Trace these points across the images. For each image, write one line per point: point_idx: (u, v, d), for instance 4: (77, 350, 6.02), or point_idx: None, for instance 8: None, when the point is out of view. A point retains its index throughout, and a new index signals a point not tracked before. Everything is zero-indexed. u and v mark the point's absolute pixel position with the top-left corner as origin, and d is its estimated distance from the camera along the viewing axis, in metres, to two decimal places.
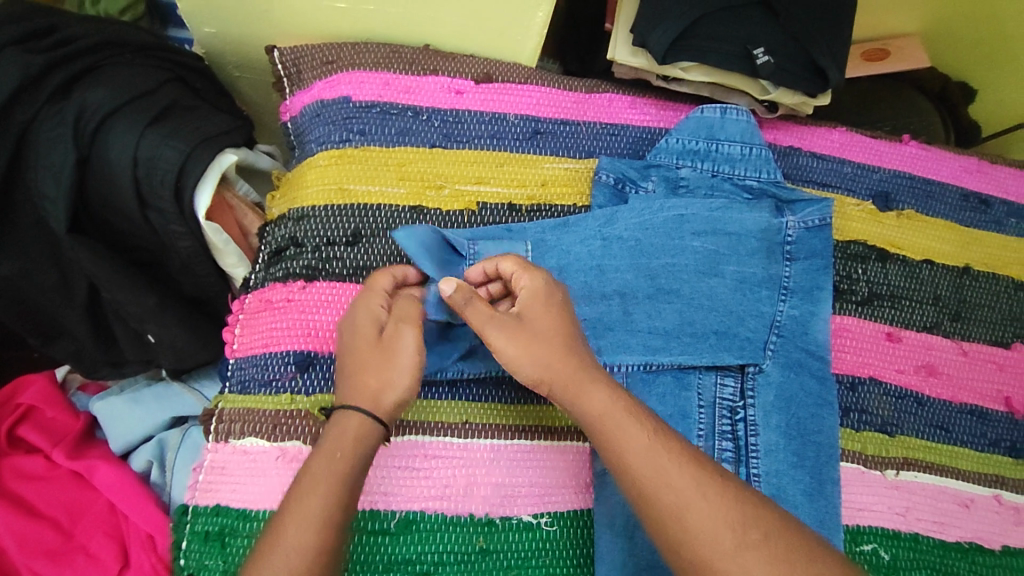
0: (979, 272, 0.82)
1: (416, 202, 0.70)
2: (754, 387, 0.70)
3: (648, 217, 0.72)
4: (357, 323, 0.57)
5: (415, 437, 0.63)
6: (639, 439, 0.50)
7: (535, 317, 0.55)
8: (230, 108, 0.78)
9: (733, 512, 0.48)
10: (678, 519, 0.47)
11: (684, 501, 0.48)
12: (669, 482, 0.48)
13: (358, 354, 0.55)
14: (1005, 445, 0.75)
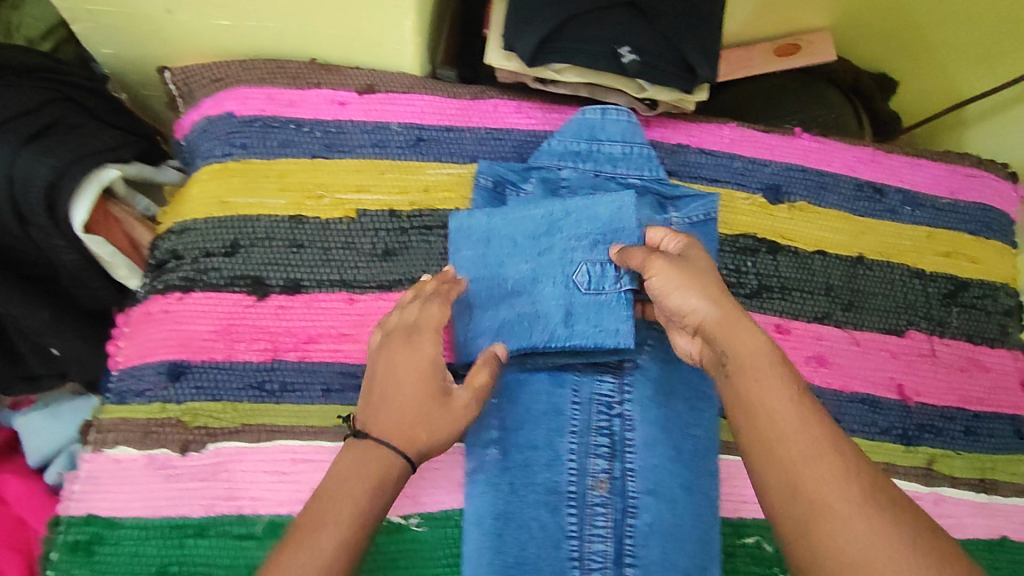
0: (872, 261, 0.82)
1: (295, 212, 0.72)
2: (630, 382, 0.70)
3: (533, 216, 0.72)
4: (414, 358, 0.58)
5: (285, 442, 0.65)
6: (778, 390, 0.50)
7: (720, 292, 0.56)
8: (132, 127, 0.81)
9: (853, 485, 0.45)
10: (802, 492, 0.46)
11: (810, 470, 0.46)
12: (789, 453, 0.47)
13: (415, 394, 0.57)
14: (897, 433, 0.76)
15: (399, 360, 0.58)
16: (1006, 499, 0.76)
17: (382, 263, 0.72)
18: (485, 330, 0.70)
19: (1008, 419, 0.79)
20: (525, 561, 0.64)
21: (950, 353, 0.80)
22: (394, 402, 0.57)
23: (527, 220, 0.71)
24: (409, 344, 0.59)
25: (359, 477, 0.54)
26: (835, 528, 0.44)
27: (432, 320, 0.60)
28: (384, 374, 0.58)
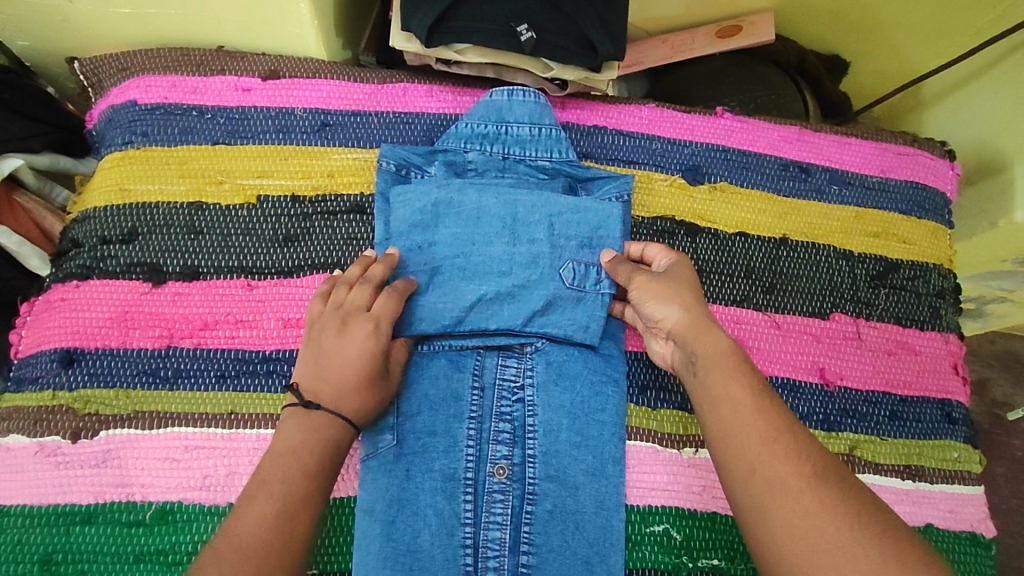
0: (797, 242, 0.79)
1: (195, 198, 0.72)
2: (533, 366, 0.69)
3: (452, 196, 0.71)
4: (370, 344, 0.61)
5: (177, 428, 0.64)
6: (739, 386, 0.56)
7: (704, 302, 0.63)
8: (54, 118, 0.79)
9: (806, 464, 0.51)
10: (767, 475, 0.51)
11: (774, 454, 0.52)
12: (762, 441, 0.52)
13: (371, 377, 0.61)
14: (817, 418, 0.73)
15: (353, 343, 0.61)
16: (933, 487, 0.72)
17: (282, 249, 0.71)
18: (449, 307, 0.68)
19: (935, 403, 0.75)
20: (419, 550, 0.63)
21: (878, 337, 0.77)
22: (345, 383, 0.60)
23: (452, 199, 0.71)
24: (366, 330, 0.62)
25: (310, 440, 0.57)
26: (782, 504, 0.49)
27: (386, 312, 0.63)
28: (336, 354, 0.60)
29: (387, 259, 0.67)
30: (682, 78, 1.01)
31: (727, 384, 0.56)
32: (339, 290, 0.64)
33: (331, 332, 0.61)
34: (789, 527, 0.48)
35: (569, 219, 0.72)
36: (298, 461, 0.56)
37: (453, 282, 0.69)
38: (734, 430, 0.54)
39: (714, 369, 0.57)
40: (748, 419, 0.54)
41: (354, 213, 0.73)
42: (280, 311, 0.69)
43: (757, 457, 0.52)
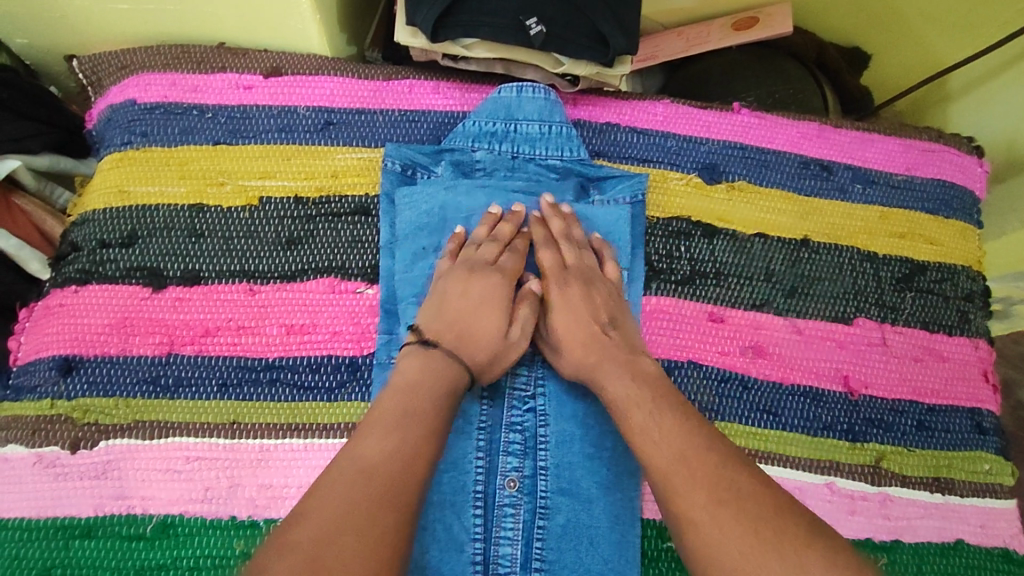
0: (819, 243, 0.76)
1: (196, 199, 0.70)
2: (544, 376, 0.68)
3: (459, 201, 0.70)
4: (496, 299, 0.64)
5: (179, 439, 0.62)
6: (642, 415, 0.56)
7: (591, 304, 0.65)
8: (53, 118, 0.77)
9: (702, 493, 0.50)
10: (668, 474, 0.52)
11: (673, 450, 0.53)
12: (658, 442, 0.54)
13: (492, 326, 0.63)
14: (841, 428, 0.70)
15: (482, 293, 0.64)
16: (963, 500, 0.69)
17: (285, 251, 0.69)
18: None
19: (965, 412, 0.72)
20: (427, 567, 0.61)
21: (904, 343, 0.73)
22: (467, 330, 0.62)
23: (460, 204, 0.70)
24: (495, 284, 0.65)
25: (426, 378, 0.57)
26: (682, 501, 0.50)
27: (512, 267, 0.66)
28: (464, 303, 0.63)
29: (525, 219, 0.68)
30: (697, 72, 0.97)
31: (626, 391, 0.59)
32: (467, 247, 0.67)
33: (460, 284, 0.64)
34: (689, 525, 0.49)
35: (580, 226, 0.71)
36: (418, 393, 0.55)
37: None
38: (637, 438, 0.56)
39: (614, 377, 0.60)
40: (644, 423, 0.56)
41: (359, 214, 0.71)
42: (284, 317, 0.67)
43: (655, 456, 0.53)
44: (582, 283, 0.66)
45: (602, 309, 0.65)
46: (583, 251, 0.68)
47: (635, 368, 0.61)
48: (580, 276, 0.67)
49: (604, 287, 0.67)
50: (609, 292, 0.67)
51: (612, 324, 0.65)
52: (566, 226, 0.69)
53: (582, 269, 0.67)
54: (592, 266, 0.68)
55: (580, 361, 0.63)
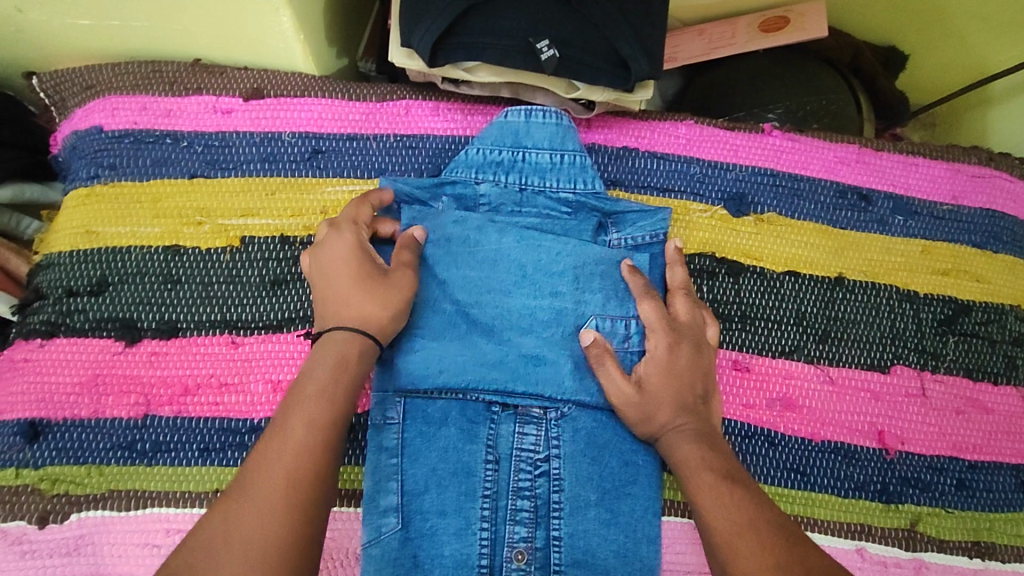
0: (855, 281, 0.69)
1: (171, 240, 0.63)
2: (557, 435, 0.62)
3: (470, 239, 0.65)
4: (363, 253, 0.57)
5: (157, 510, 0.57)
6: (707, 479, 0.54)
7: (690, 371, 0.60)
8: (16, 141, 0.70)
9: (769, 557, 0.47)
10: (729, 538, 0.49)
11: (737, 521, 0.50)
12: (718, 505, 0.52)
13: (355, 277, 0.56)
14: (875, 489, 0.65)
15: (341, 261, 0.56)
16: (1005, 566, 0.64)
17: (269, 295, 0.63)
18: (457, 364, 0.62)
19: (1008, 469, 0.67)
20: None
21: (945, 393, 0.68)
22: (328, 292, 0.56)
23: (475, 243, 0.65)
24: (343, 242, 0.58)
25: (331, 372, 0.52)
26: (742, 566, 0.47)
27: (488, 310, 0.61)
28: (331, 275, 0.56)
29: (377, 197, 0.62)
30: (721, 80, 0.88)
31: (694, 456, 0.56)
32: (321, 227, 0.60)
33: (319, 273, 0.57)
34: None
35: (595, 273, 0.65)
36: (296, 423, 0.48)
37: (469, 337, 0.63)
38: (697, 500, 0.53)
39: (675, 439, 0.58)
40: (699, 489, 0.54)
41: None
42: (269, 372, 0.61)
43: (718, 519, 0.51)
44: (687, 345, 0.61)
45: (701, 378, 0.61)
46: (687, 307, 0.64)
47: (712, 439, 0.58)
48: (687, 337, 0.62)
49: (704, 353, 0.62)
50: (709, 358, 0.62)
51: (705, 395, 0.60)
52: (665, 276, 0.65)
53: (690, 331, 0.62)
54: (688, 325, 0.63)
55: (666, 424, 0.59)
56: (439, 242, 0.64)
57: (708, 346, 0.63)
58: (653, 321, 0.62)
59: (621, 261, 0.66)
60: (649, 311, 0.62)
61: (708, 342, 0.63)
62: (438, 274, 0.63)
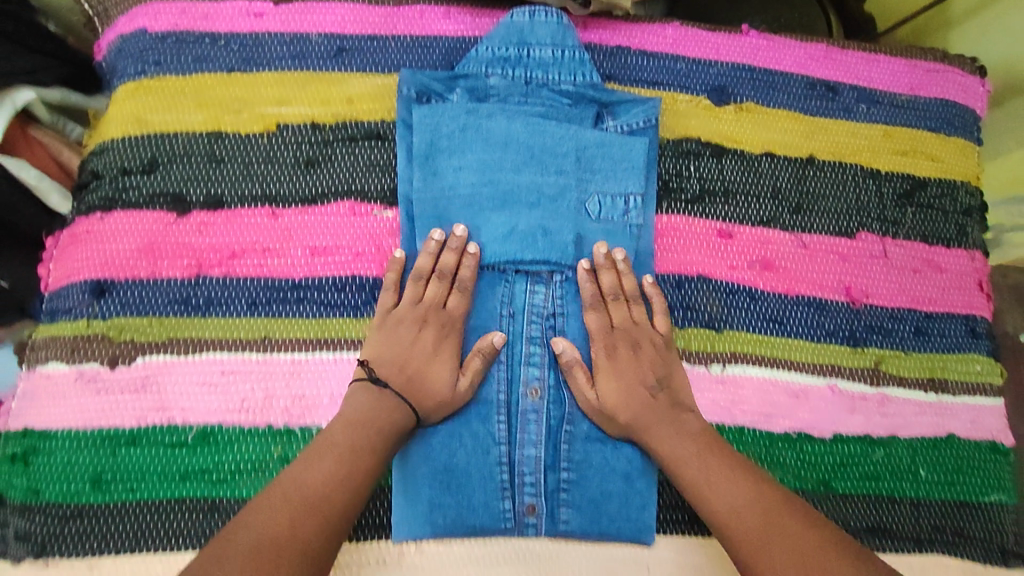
0: (824, 161, 0.78)
1: (214, 126, 0.70)
2: (561, 293, 0.71)
3: (493, 132, 0.71)
4: (446, 344, 0.66)
5: (213, 354, 0.65)
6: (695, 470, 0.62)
7: (639, 365, 0.67)
8: (59, 51, 0.74)
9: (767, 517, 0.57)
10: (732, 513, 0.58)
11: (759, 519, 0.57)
12: (724, 486, 0.60)
13: (439, 374, 0.65)
14: (843, 334, 0.74)
15: (430, 338, 0.65)
16: (955, 398, 0.75)
17: (305, 174, 0.70)
18: (474, 240, 0.69)
19: (960, 318, 0.77)
20: (467, 484, 0.66)
21: (904, 255, 0.77)
22: (406, 368, 0.64)
23: (492, 128, 0.71)
24: (438, 323, 0.66)
25: (379, 410, 0.60)
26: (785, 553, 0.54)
27: (460, 308, 0.67)
28: (413, 348, 0.65)
29: (472, 256, 0.68)
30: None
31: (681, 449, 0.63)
32: (414, 285, 0.67)
33: (411, 328, 0.65)
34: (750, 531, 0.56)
35: (594, 155, 0.73)
36: (356, 458, 0.57)
37: (485, 213, 0.70)
38: (701, 491, 0.60)
39: (665, 437, 0.64)
40: (701, 480, 0.61)
41: (373, 139, 0.72)
42: (307, 239, 0.69)
43: (720, 503, 0.59)
44: (629, 345, 0.68)
45: (650, 370, 0.67)
46: (632, 306, 0.69)
47: (677, 424, 0.65)
48: (664, 356, 0.68)
49: (649, 344, 0.68)
50: (657, 348, 0.68)
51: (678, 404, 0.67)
52: (615, 279, 0.70)
53: (664, 347, 0.69)
54: (636, 322, 0.69)
55: (625, 420, 0.66)
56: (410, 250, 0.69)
57: (654, 334, 0.69)
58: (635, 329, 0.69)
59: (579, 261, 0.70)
60: (593, 322, 0.69)
61: (655, 332, 0.69)
62: (458, 157, 0.70)
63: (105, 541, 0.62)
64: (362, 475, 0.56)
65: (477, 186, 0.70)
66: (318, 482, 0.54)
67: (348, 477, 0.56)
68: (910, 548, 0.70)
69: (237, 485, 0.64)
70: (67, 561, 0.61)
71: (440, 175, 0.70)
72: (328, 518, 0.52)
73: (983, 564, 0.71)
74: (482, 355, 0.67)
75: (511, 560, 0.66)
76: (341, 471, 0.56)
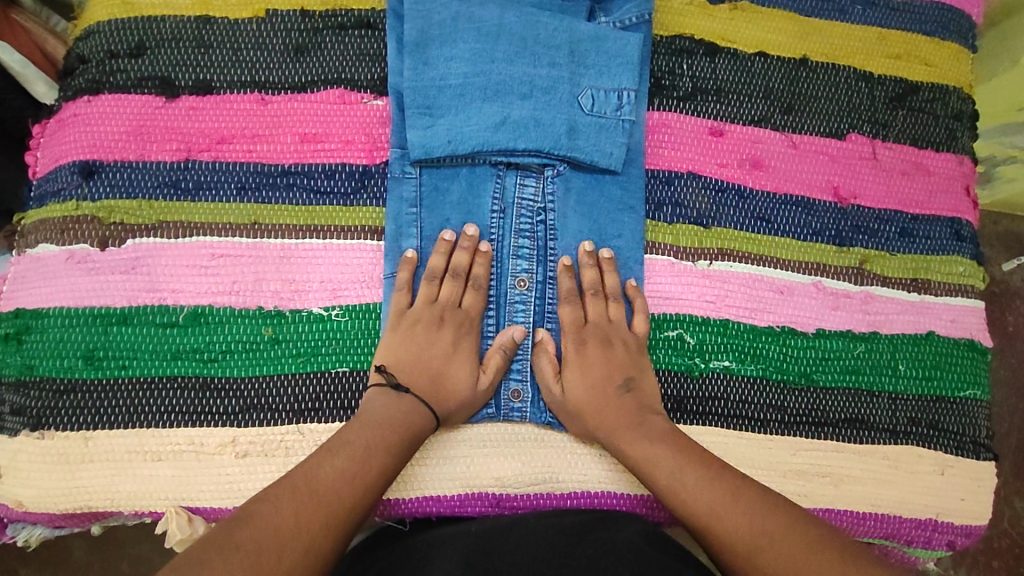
0: (817, 63, 0.77)
1: (201, 11, 0.69)
2: (552, 189, 0.70)
3: (486, 22, 0.70)
4: (464, 343, 0.66)
5: (202, 237, 0.66)
6: (666, 472, 0.61)
7: (607, 363, 0.67)
8: None
9: (743, 517, 0.56)
10: (708, 518, 0.57)
11: (742, 528, 0.55)
12: (704, 490, 0.58)
13: (460, 375, 0.65)
14: (830, 234, 0.75)
15: (450, 336, 0.66)
16: (937, 299, 0.76)
17: (294, 62, 0.69)
18: (463, 132, 0.67)
19: (945, 222, 0.77)
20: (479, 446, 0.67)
21: (893, 158, 0.77)
22: (423, 369, 0.64)
23: (484, 17, 0.70)
24: (454, 323, 0.66)
25: (395, 414, 0.60)
26: (770, 562, 0.53)
27: (476, 306, 0.67)
28: (430, 349, 0.65)
29: (485, 254, 0.67)
30: None
31: (650, 450, 0.62)
32: (428, 286, 0.66)
33: (430, 328, 0.65)
34: (726, 531, 0.56)
35: (588, 49, 0.71)
36: (367, 455, 0.57)
37: (476, 104, 0.68)
38: (682, 498, 0.59)
39: (634, 440, 0.63)
40: (672, 482, 0.60)
41: (363, 28, 0.71)
42: (297, 127, 0.68)
43: (696, 506, 0.58)
44: (599, 341, 0.67)
45: (620, 370, 0.67)
46: (609, 305, 0.68)
47: (644, 431, 0.64)
48: (638, 360, 0.68)
49: (625, 345, 0.68)
50: (631, 348, 0.68)
51: (648, 407, 0.66)
52: (598, 275, 0.69)
53: (639, 351, 0.68)
54: (610, 322, 0.68)
55: (591, 422, 0.66)
56: (413, 172, 0.68)
57: (630, 335, 0.68)
58: (610, 330, 0.68)
59: (578, 245, 0.69)
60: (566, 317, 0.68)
61: (632, 333, 0.68)
62: (450, 48, 0.69)
63: (100, 415, 0.63)
64: (372, 475, 0.56)
65: (469, 78, 0.69)
66: (329, 479, 0.55)
67: (360, 475, 0.56)
68: (886, 439, 0.72)
69: (228, 365, 0.64)
70: (64, 433, 0.63)
71: (431, 65, 0.69)
72: (335, 514, 0.53)
73: (955, 455, 0.74)
74: (503, 352, 0.67)
75: (497, 441, 0.67)
76: (351, 469, 0.56)
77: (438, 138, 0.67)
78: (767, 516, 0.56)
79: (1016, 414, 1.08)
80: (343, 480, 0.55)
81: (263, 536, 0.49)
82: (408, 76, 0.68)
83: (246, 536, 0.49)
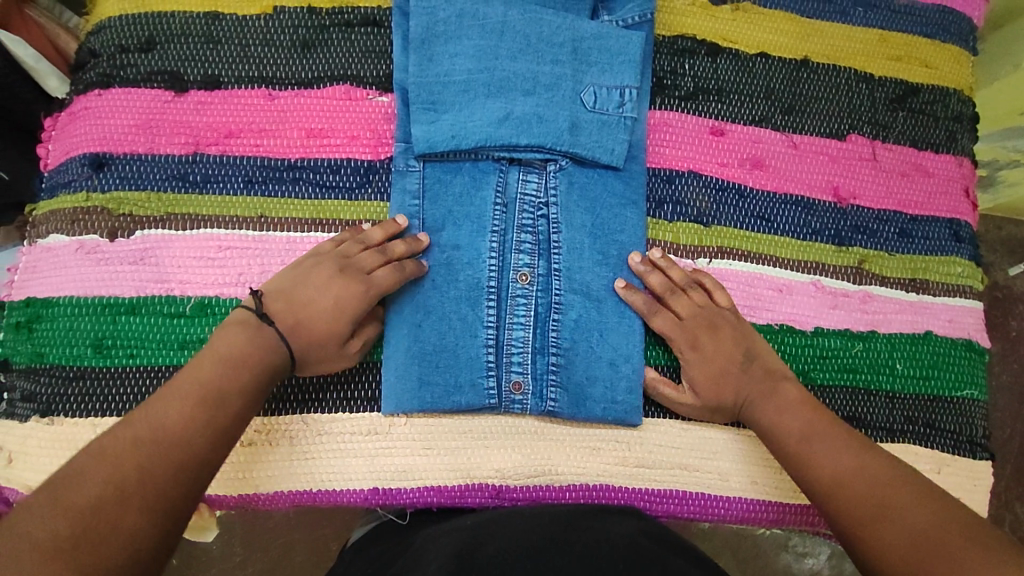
0: (818, 63, 0.78)
1: (211, 7, 0.70)
2: (555, 184, 0.70)
3: (491, 19, 0.70)
4: (349, 310, 0.61)
5: (209, 230, 0.67)
6: (795, 431, 0.61)
7: (721, 349, 0.66)
8: None
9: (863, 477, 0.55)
10: (830, 474, 0.57)
11: (865, 486, 0.55)
12: (835, 449, 0.58)
13: (332, 331, 0.60)
14: (829, 234, 0.75)
15: (342, 296, 0.61)
16: (935, 299, 0.77)
17: (301, 58, 0.70)
18: (468, 127, 0.68)
19: (944, 223, 0.78)
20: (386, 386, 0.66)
21: (893, 159, 0.78)
22: (312, 321, 0.60)
23: (489, 15, 0.70)
24: (355, 287, 0.62)
25: (260, 354, 0.56)
26: (889, 519, 0.51)
27: (380, 283, 0.63)
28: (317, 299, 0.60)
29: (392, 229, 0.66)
30: None
31: (782, 417, 0.62)
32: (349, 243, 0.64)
33: (325, 275, 0.61)
34: (845, 487, 0.55)
35: (591, 46, 0.72)
36: (221, 401, 0.53)
37: (480, 100, 0.69)
38: (808, 453, 0.59)
39: (767, 411, 0.64)
40: (802, 441, 0.60)
41: (369, 26, 0.72)
42: (303, 121, 0.69)
43: (815, 462, 0.58)
44: (709, 329, 0.67)
45: (735, 351, 0.66)
46: (692, 294, 0.68)
47: (779, 398, 0.64)
48: (740, 333, 0.67)
49: (729, 327, 0.67)
50: (733, 323, 0.68)
51: (771, 379, 0.65)
52: (664, 279, 0.69)
53: (737, 321, 0.68)
54: (707, 304, 0.68)
55: (726, 406, 0.66)
56: (417, 166, 0.69)
57: (727, 313, 0.68)
58: (705, 311, 0.68)
59: (581, 240, 0.69)
60: (662, 325, 0.68)
61: (722, 307, 0.68)
62: (454, 44, 0.70)
63: (107, 403, 0.64)
64: (231, 416, 0.53)
65: (473, 74, 0.70)
66: (175, 425, 0.50)
67: (216, 419, 0.52)
68: (883, 437, 0.73)
69: None
70: (71, 420, 0.64)
71: (436, 60, 0.70)
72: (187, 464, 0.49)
73: (951, 454, 0.74)
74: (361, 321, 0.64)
75: (497, 433, 0.68)
76: (202, 416, 0.51)
77: (443, 133, 0.68)
78: (891, 481, 0.55)
79: (1019, 419, 1.08)
80: (199, 422, 0.51)
81: (102, 496, 0.45)
82: (413, 72, 0.69)
83: (84, 499, 0.45)
